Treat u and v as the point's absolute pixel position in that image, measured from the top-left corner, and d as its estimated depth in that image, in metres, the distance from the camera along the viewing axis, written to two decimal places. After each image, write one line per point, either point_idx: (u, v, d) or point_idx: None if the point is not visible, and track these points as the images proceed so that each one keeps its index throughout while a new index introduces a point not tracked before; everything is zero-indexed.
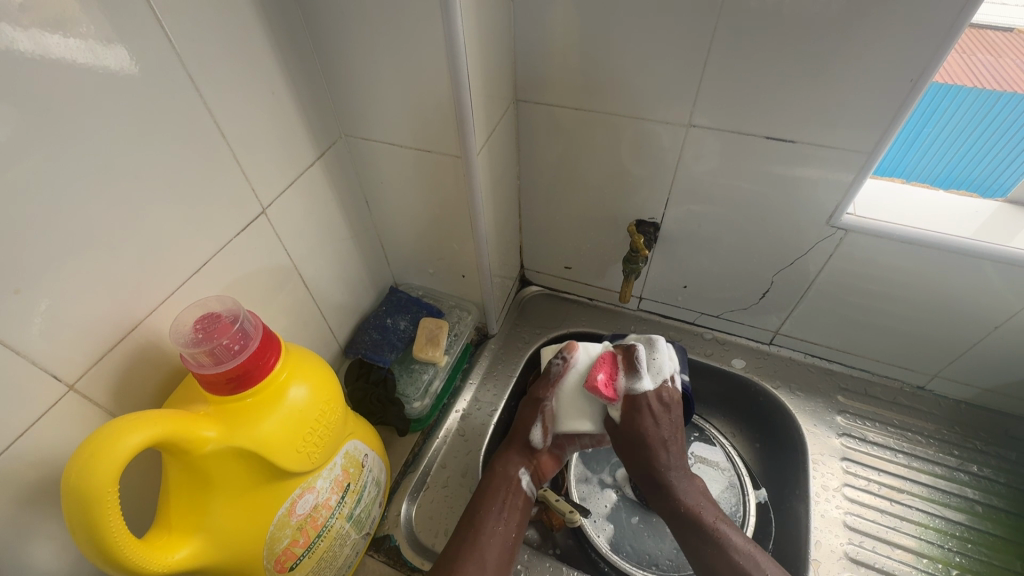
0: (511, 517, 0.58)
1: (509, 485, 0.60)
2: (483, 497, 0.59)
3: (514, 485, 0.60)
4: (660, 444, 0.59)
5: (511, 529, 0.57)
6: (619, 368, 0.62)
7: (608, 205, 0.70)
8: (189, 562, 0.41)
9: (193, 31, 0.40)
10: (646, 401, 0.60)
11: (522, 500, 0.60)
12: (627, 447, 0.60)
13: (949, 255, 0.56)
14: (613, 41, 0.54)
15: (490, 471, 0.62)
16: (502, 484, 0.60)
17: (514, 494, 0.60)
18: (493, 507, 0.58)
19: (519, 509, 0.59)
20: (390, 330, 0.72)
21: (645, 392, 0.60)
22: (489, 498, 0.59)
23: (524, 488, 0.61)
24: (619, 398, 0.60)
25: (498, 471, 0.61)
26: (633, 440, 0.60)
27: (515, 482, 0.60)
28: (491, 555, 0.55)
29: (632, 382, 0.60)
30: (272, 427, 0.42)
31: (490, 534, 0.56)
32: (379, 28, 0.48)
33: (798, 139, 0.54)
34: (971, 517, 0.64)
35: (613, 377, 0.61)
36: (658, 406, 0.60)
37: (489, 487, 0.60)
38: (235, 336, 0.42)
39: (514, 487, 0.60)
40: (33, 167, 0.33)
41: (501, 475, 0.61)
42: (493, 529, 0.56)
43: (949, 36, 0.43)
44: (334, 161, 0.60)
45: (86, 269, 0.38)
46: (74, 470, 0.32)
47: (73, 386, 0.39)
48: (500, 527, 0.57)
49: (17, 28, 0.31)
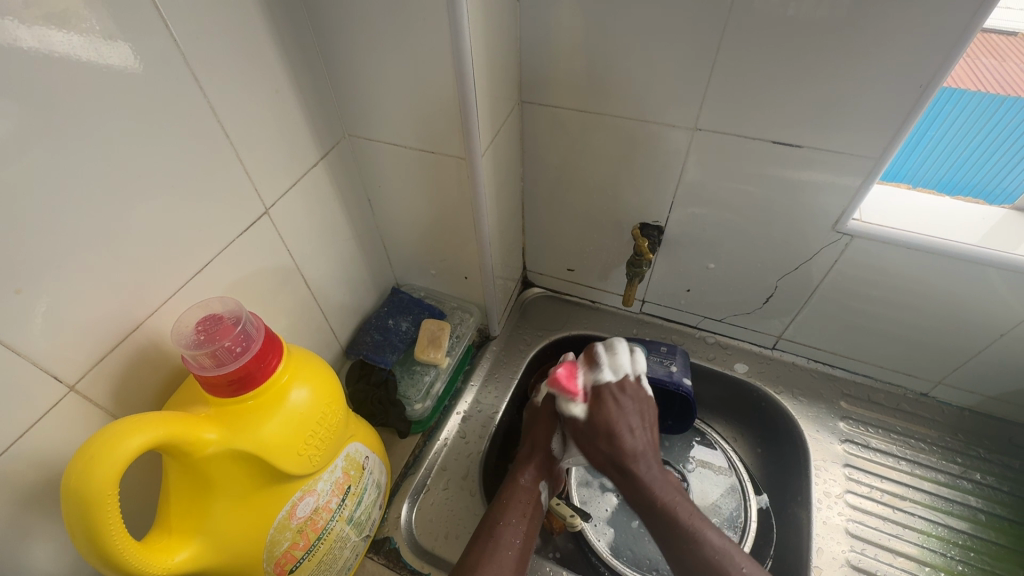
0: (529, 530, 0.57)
1: (529, 498, 0.59)
2: (503, 508, 0.57)
3: (532, 498, 0.59)
4: (618, 432, 0.57)
5: (528, 542, 0.56)
6: (580, 366, 0.62)
7: (612, 208, 0.69)
8: (188, 565, 0.40)
9: (197, 30, 0.40)
10: (608, 391, 0.59)
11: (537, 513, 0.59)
12: (586, 442, 0.59)
13: (957, 262, 0.56)
14: (620, 42, 0.54)
15: (509, 484, 0.60)
16: (521, 497, 0.58)
17: (531, 509, 0.58)
18: (511, 519, 0.56)
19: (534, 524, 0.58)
20: (391, 331, 0.71)
21: (608, 383, 0.60)
22: (508, 510, 0.57)
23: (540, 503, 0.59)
24: (581, 392, 0.60)
25: (513, 486, 0.59)
26: (593, 435, 0.58)
27: (533, 497, 0.59)
28: (509, 566, 0.52)
29: (594, 376, 0.60)
30: (274, 430, 0.42)
31: (510, 546, 0.54)
32: (385, 28, 0.48)
33: (804, 144, 0.54)
34: (973, 525, 0.64)
35: (575, 375, 0.61)
36: (622, 396, 0.59)
37: (509, 499, 0.58)
38: (237, 338, 0.42)
39: (532, 501, 0.59)
40: (34, 166, 0.33)
41: (520, 491, 0.59)
42: (511, 541, 0.54)
43: (960, 40, 0.43)
44: (337, 161, 0.60)
45: (87, 269, 0.37)
46: (74, 473, 0.32)
47: (74, 387, 0.39)
48: (516, 540, 0.55)
49: (16, 23, 0.30)
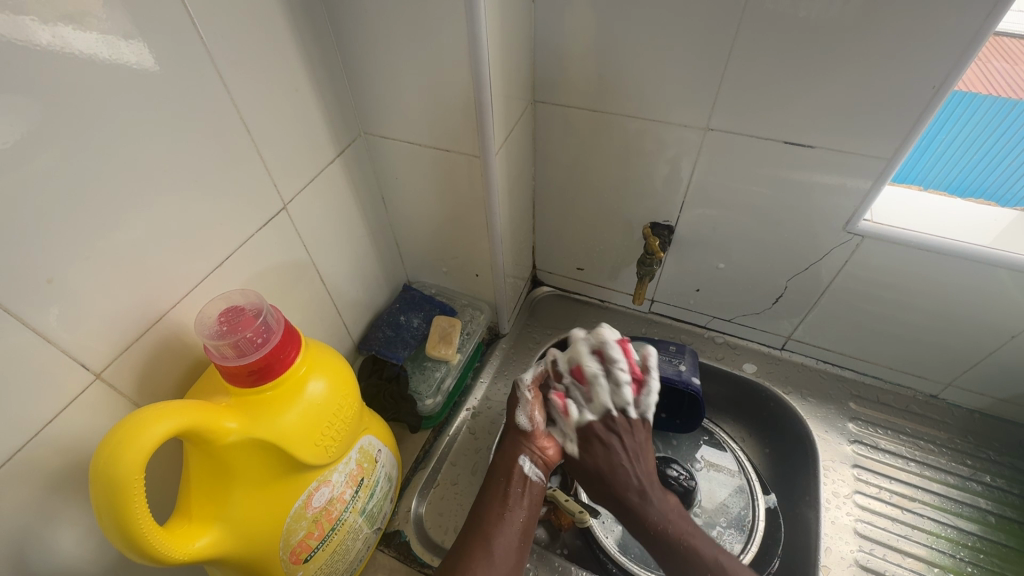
0: (518, 504, 0.57)
1: (509, 476, 0.58)
2: (486, 493, 0.58)
3: (512, 475, 0.59)
4: (628, 455, 0.59)
5: (518, 517, 0.56)
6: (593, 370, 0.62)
7: (623, 207, 0.70)
8: (209, 551, 0.41)
9: (219, 28, 0.41)
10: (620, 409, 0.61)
11: (526, 486, 0.58)
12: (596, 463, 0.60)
13: (967, 264, 0.56)
14: (633, 43, 0.54)
15: (491, 469, 0.61)
16: (500, 476, 0.59)
17: (515, 484, 0.58)
18: (494, 500, 0.57)
19: (528, 497, 0.58)
20: (403, 327, 0.72)
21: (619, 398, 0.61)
22: (490, 489, 0.58)
23: (529, 477, 0.59)
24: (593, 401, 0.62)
25: (497, 464, 0.60)
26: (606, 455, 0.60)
27: (513, 470, 0.59)
28: (498, 544, 0.54)
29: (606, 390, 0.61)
30: (292, 420, 0.43)
31: (499, 526, 0.55)
32: (402, 27, 0.48)
33: (816, 144, 0.54)
34: (983, 527, 0.64)
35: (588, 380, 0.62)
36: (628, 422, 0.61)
37: (491, 480, 0.59)
38: (258, 330, 0.42)
39: (516, 476, 0.58)
40: (63, 162, 0.34)
41: (500, 468, 0.59)
42: (497, 518, 0.55)
43: (972, 43, 0.43)
44: (353, 158, 0.61)
45: (112, 262, 0.38)
46: (103, 456, 0.33)
47: (100, 374, 0.40)
48: (504, 515, 0.56)
49: (39, 21, 0.31)
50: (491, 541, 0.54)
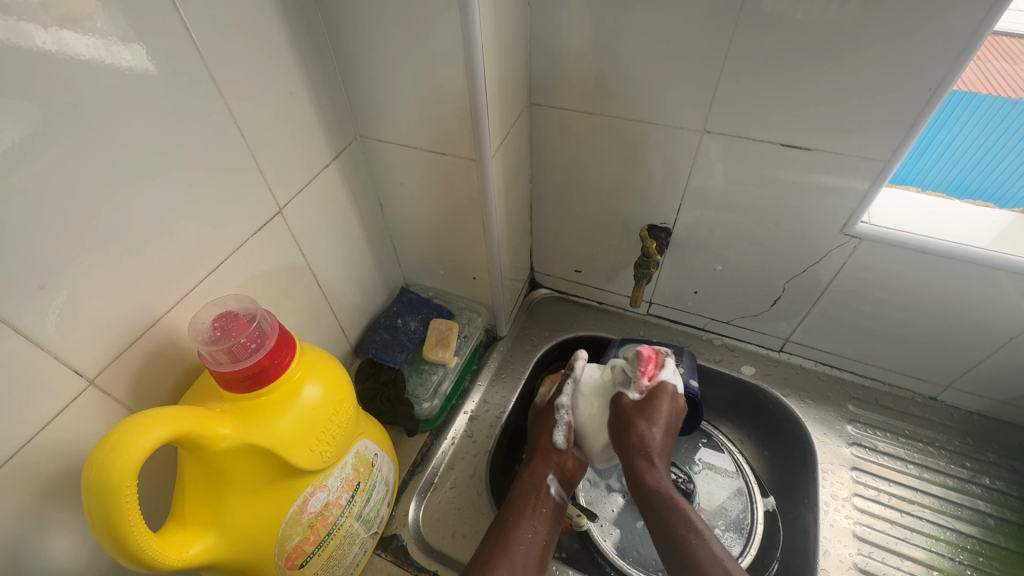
0: (542, 523, 0.57)
1: (538, 494, 0.59)
2: (512, 507, 0.58)
3: (542, 494, 0.59)
4: (658, 421, 0.59)
5: (542, 536, 0.56)
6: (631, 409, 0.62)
7: (620, 209, 0.70)
8: (203, 557, 0.41)
9: (214, 31, 0.41)
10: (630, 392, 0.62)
11: (550, 506, 0.59)
12: (627, 421, 0.60)
13: (966, 266, 0.56)
14: (629, 45, 0.54)
15: (519, 483, 0.61)
16: (529, 494, 0.59)
17: (543, 503, 0.59)
18: (521, 515, 0.57)
19: (550, 517, 0.59)
20: (400, 330, 0.72)
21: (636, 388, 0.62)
22: (518, 504, 0.58)
23: (555, 497, 0.60)
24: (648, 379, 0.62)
25: (525, 480, 0.61)
26: (641, 415, 0.60)
27: (542, 491, 0.60)
28: (522, 559, 0.53)
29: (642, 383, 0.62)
30: (286, 426, 0.43)
31: (522, 541, 0.55)
32: (397, 30, 0.48)
33: (813, 146, 0.54)
34: (983, 530, 0.64)
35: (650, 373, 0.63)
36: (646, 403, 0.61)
37: (519, 495, 0.59)
38: (252, 335, 0.42)
39: (544, 493, 0.59)
40: (57, 165, 0.34)
41: (528, 485, 0.60)
42: (524, 535, 0.55)
43: (970, 44, 0.43)
44: (349, 161, 0.61)
45: (106, 266, 0.38)
46: (95, 463, 0.33)
47: (93, 380, 0.39)
48: (529, 534, 0.56)
49: (38, 27, 0.31)
50: (514, 557, 0.53)
